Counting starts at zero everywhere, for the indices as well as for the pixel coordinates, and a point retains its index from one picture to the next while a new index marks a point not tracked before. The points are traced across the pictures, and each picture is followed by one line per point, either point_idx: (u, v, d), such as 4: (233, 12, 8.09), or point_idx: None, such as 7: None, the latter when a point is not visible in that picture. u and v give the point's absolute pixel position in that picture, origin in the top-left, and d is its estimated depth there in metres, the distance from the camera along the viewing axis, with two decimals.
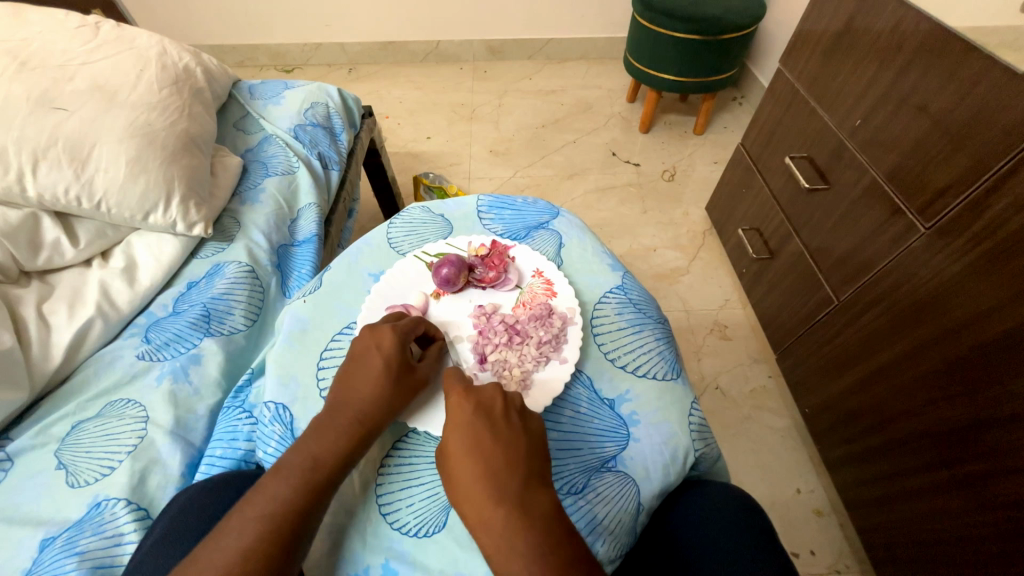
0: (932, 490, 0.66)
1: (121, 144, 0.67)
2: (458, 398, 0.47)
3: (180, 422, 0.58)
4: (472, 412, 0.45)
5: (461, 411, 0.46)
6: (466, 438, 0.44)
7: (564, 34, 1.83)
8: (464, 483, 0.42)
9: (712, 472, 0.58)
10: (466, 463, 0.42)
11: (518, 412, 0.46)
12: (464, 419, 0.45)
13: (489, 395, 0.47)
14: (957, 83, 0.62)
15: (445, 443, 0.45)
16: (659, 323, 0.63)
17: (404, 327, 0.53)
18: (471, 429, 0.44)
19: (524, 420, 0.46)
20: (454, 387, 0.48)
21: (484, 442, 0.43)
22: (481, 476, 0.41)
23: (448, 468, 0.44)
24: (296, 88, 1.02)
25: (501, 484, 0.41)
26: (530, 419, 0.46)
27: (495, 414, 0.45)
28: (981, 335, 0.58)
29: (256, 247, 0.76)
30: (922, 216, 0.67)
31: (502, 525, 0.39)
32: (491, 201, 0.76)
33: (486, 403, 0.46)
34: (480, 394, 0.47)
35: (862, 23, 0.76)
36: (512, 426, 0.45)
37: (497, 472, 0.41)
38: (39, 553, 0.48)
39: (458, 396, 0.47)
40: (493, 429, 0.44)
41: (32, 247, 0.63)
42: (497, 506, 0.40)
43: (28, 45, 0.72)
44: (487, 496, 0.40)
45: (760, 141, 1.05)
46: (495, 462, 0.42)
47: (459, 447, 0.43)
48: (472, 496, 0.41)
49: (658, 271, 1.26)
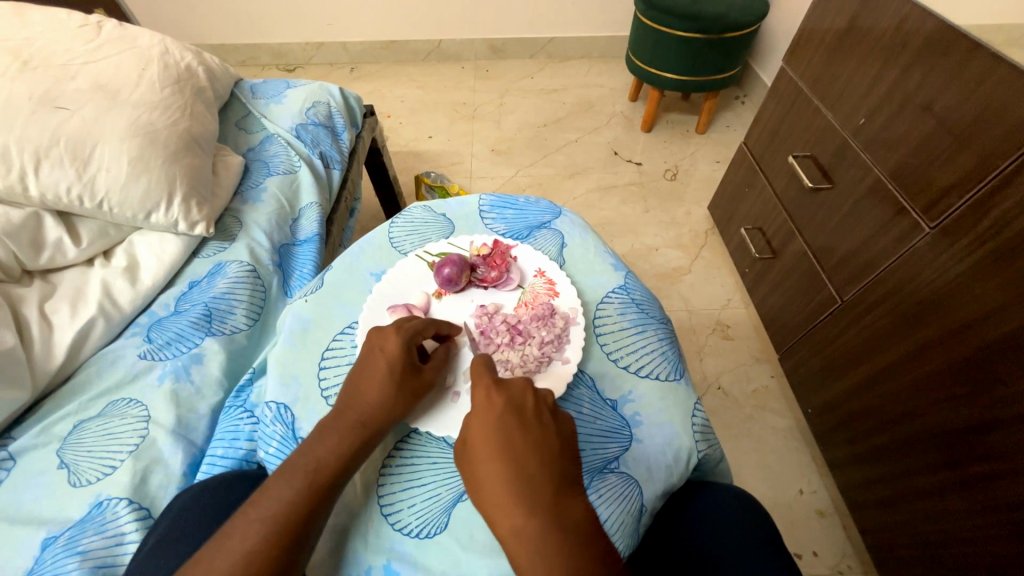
0: (935, 491, 0.65)
1: (123, 143, 0.67)
2: (486, 392, 0.46)
3: (181, 421, 0.58)
4: (505, 410, 0.45)
5: (493, 407, 0.45)
6: (497, 436, 0.43)
7: (566, 33, 1.83)
8: (494, 485, 0.41)
9: (715, 473, 0.58)
10: (497, 463, 0.42)
11: (550, 411, 0.46)
12: (495, 415, 0.45)
13: (519, 391, 0.46)
14: (962, 82, 0.62)
15: (474, 440, 0.44)
16: (662, 323, 0.63)
17: (412, 329, 0.52)
18: (503, 428, 0.44)
19: (555, 420, 0.46)
20: (483, 381, 0.47)
21: (517, 442, 0.43)
22: (514, 479, 0.41)
23: (474, 466, 0.43)
24: (298, 87, 1.01)
25: (535, 489, 0.41)
26: (561, 421, 0.46)
27: (527, 412, 0.45)
28: (985, 335, 0.58)
29: (258, 247, 0.76)
30: (926, 216, 0.67)
31: (536, 533, 0.39)
32: (493, 201, 0.76)
33: (518, 399, 0.46)
34: (510, 390, 0.46)
35: (866, 22, 0.75)
36: (544, 426, 0.44)
37: (530, 477, 0.41)
38: (41, 553, 0.48)
39: (487, 390, 0.46)
40: (525, 429, 0.44)
41: (34, 247, 0.63)
42: (530, 516, 0.39)
43: (29, 44, 0.72)
44: (518, 501, 0.40)
45: (763, 141, 1.05)
46: (528, 465, 0.42)
47: (491, 444, 0.43)
48: (501, 499, 0.41)
49: (660, 271, 1.26)
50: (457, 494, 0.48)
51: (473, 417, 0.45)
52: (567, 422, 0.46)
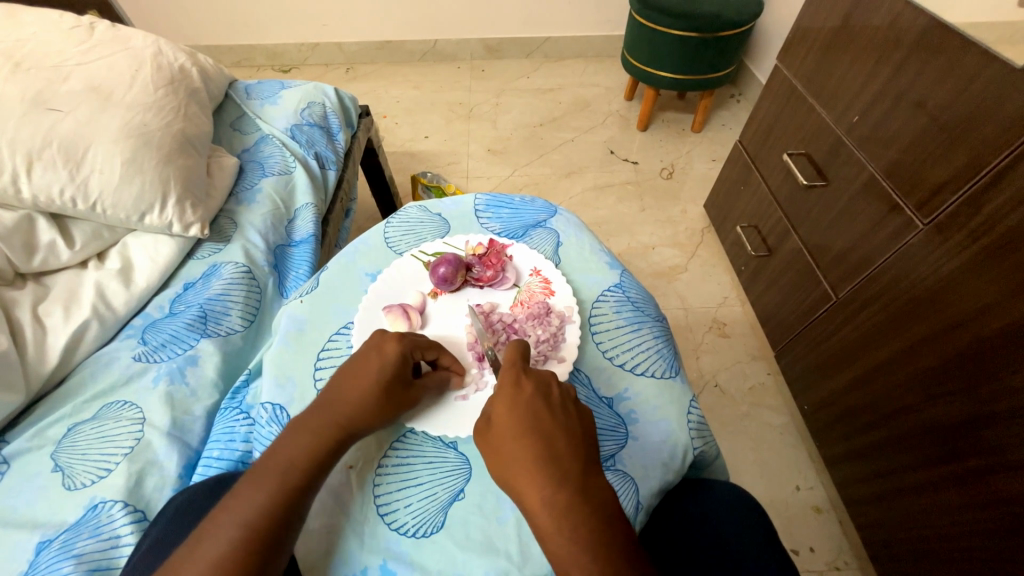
0: (929, 486, 0.66)
1: (115, 145, 0.67)
2: (515, 377, 0.46)
3: (177, 423, 0.57)
4: (533, 396, 0.44)
5: (520, 393, 0.45)
6: (526, 420, 0.43)
7: (562, 32, 1.83)
8: (522, 463, 0.41)
9: (711, 470, 0.58)
10: (525, 441, 0.42)
11: (573, 402, 0.45)
12: (523, 400, 0.44)
13: (543, 378, 0.46)
14: (954, 79, 0.62)
15: (504, 425, 0.43)
16: (658, 321, 0.63)
17: (415, 342, 0.52)
18: (532, 410, 0.43)
19: (578, 409, 0.45)
20: (509, 370, 0.46)
21: (545, 425, 0.43)
22: (542, 456, 0.41)
23: (501, 446, 0.43)
24: (293, 88, 1.01)
25: (563, 467, 0.40)
26: (585, 409, 0.46)
27: (552, 398, 0.45)
28: (979, 330, 0.58)
29: (253, 248, 0.76)
30: (920, 213, 0.67)
31: (564, 505, 0.39)
32: (489, 200, 0.76)
33: (544, 386, 0.45)
34: (536, 376, 0.46)
35: (859, 19, 0.75)
36: (568, 411, 0.44)
37: (560, 457, 0.41)
38: (36, 556, 0.48)
39: (515, 376, 0.46)
40: (551, 413, 0.44)
41: (27, 249, 0.63)
42: (559, 489, 0.39)
43: (21, 46, 0.71)
44: (548, 475, 0.40)
45: (758, 138, 1.05)
46: (557, 445, 0.42)
47: (519, 428, 0.43)
48: (529, 474, 0.40)
49: (656, 269, 1.26)
50: (454, 494, 0.48)
51: (499, 403, 0.44)
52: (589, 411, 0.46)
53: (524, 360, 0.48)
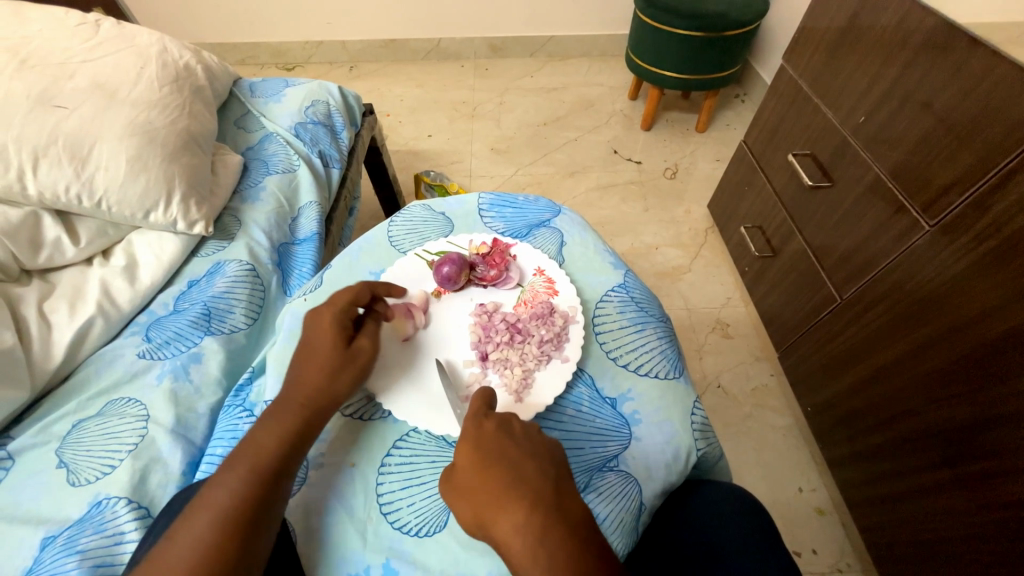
0: (933, 489, 0.65)
1: (121, 142, 0.67)
2: (474, 418, 0.46)
3: (180, 420, 0.58)
4: (494, 430, 0.44)
5: (481, 430, 0.44)
6: (492, 455, 0.42)
7: (567, 31, 1.82)
8: (490, 495, 0.40)
9: (713, 472, 0.57)
10: (491, 474, 0.41)
11: (539, 434, 0.45)
12: (485, 436, 0.44)
13: (504, 415, 0.46)
14: (962, 80, 0.62)
15: (469, 465, 0.42)
16: (662, 322, 0.63)
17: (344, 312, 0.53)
18: (494, 444, 0.43)
19: (544, 438, 0.45)
20: (470, 414, 0.46)
21: (512, 457, 0.42)
22: (511, 483, 0.40)
23: (469, 485, 0.42)
24: (297, 86, 1.01)
25: (533, 491, 0.40)
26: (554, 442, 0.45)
27: (515, 432, 0.44)
28: (984, 334, 0.58)
29: (257, 247, 0.76)
30: (926, 215, 0.67)
31: (536, 531, 0.37)
32: (492, 199, 0.76)
33: (505, 422, 0.45)
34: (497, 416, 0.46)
35: (866, 20, 0.75)
36: (533, 440, 0.44)
37: (531, 481, 0.40)
38: (40, 552, 0.48)
39: (476, 419, 0.46)
40: (515, 443, 0.43)
41: (32, 245, 0.63)
42: (530, 514, 0.38)
43: (27, 43, 0.71)
44: (518, 502, 0.39)
45: (763, 139, 1.05)
46: (524, 471, 0.41)
47: (486, 462, 0.42)
48: (498, 505, 0.39)
49: (660, 269, 1.26)
50: None
51: (463, 445, 0.44)
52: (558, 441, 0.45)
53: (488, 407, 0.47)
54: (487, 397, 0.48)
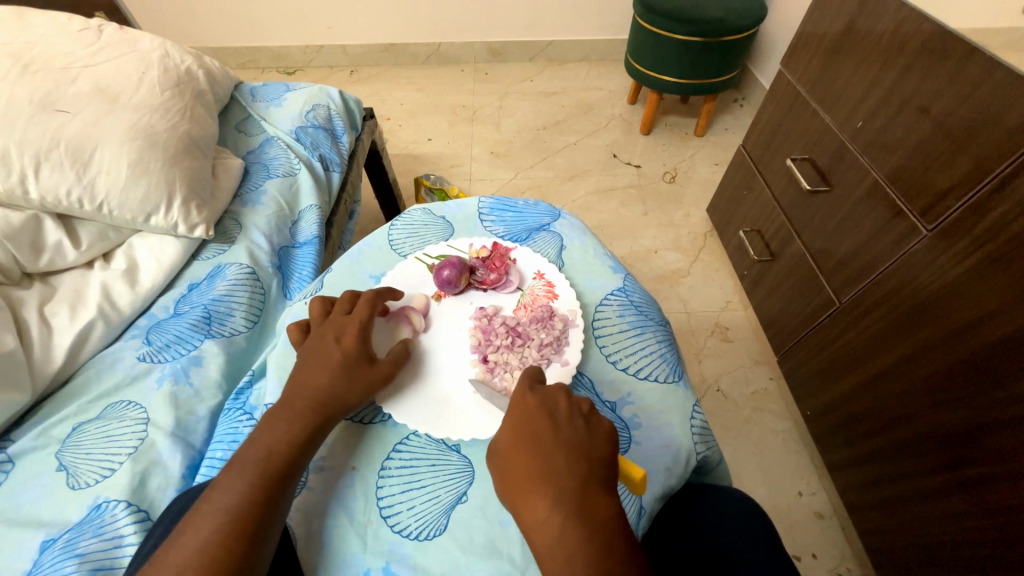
0: (933, 493, 0.65)
1: (122, 146, 0.67)
2: (521, 394, 0.46)
3: (180, 423, 0.58)
4: (536, 410, 0.44)
5: (524, 408, 0.45)
6: (528, 435, 0.43)
7: (566, 35, 1.83)
8: (521, 478, 0.41)
9: (712, 475, 0.58)
10: (524, 457, 0.42)
11: (584, 417, 0.44)
12: (527, 416, 0.44)
13: (550, 392, 0.46)
14: (959, 85, 0.62)
15: (506, 441, 0.43)
16: (661, 326, 0.63)
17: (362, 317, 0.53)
18: (534, 425, 0.43)
19: (589, 424, 0.44)
20: (519, 386, 0.47)
21: (546, 441, 0.42)
22: (541, 473, 0.40)
23: (506, 464, 0.43)
24: (298, 90, 1.02)
25: (561, 485, 0.39)
26: (597, 422, 0.44)
27: (558, 413, 0.44)
28: (983, 338, 0.58)
29: (258, 250, 0.76)
30: (924, 219, 0.67)
31: (558, 529, 0.37)
32: (492, 203, 0.76)
33: (550, 402, 0.45)
34: (545, 393, 0.46)
35: (863, 26, 0.76)
36: (575, 426, 0.43)
37: (559, 471, 0.40)
38: (39, 555, 0.48)
39: (522, 392, 0.46)
40: (556, 428, 0.43)
41: (34, 249, 0.64)
42: (554, 510, 0.38)
43: (31, 48, 0.72)
44: (545, 494, 0.39)
45: (761, 143, 1.05)
46: (556, 462, 0.41)
47: (521, 442, 0.43)
48: (527, 492, 0.40)
49: (659, 273, 1.26)
50: (456, 497, 0.48)
51: (508, 418, 0.45)
52: (603, 424, 0.44)
53: (534, 379, 0.48)
54: (536, 372, 0.49)
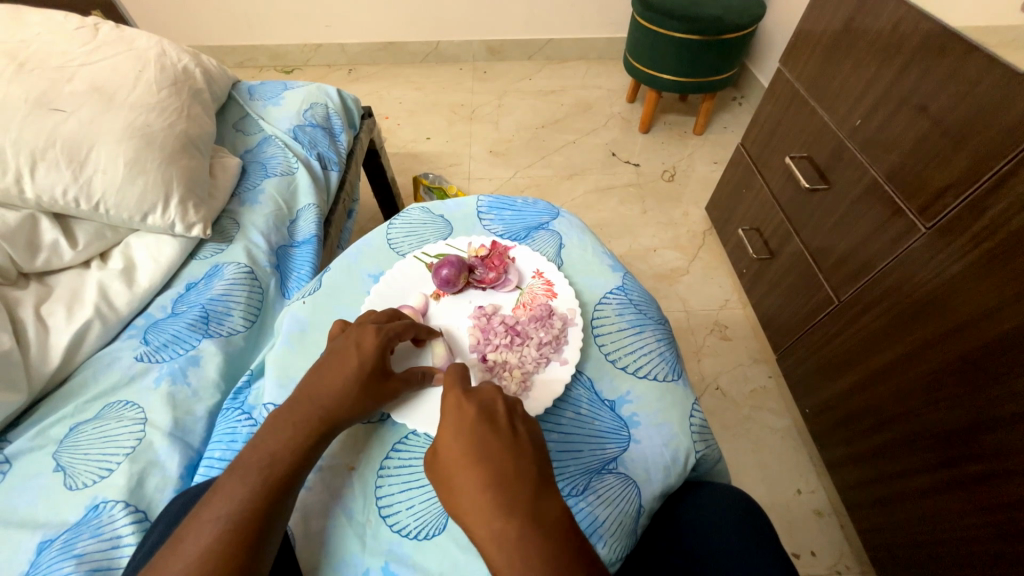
0: (932, 490, 0.65)
1: (119, 145, 0.67)
2: (456, 401, 0.45)
3: (178, 423, 0.57)
4: (476, 418, 0.44)
5: (464, 417, 0.44)
6: (472, 444, 0.42)
7: (565, 33, 1.83)
8: (467, 491, 0.40)
9: (712, 473, 0.57)
10: (472, 469, 0.40)
11: (520, 418, 0.45)
12: (467, 422, 0.43)
13: (485, 398, 0.46)
14: (957, 84, 0.62)
15: (450, 456, 0.42)
16: (660, 324, 0.63)
17: (391, 332, 0.52)
18: (475, 434, 0.42)
19: (527, 425, 0.45)
20: (451, 393, 0.46)
21: (490, 444, 0.42)
22: (492, 483, 0.39)
23: (452, 479, 0.41)
24: (296, 88, 1.01)
25: (512, 493, 0.39)
26: (530, 424, 0.45)
27: (496, 416, 0.44)
28: (979, 336, 0.58)
29: (256, 249, 0.76)
30: (922, 217, 0.67)
31: (517, 537, 0.37)
32: (491, 202, 0.76)
33: (488, 406, 0.45)
34: (480, 396, 0.46)
35: (861, 24, 0.76)
36: (512, 428, 0.43)
37: (508, 477, 0.40)
38: (37, 556, 0.47)
39: (457, 398, 0.45)
40: (497, 432, 0.43)
41: (30, 248, 0.63)
42: (508, 520, 0.37)
43: (26, 46, 0.71)
44: (497, 504, 0.38)
45: (760, 141, 1.05)
46: (506, 467, 0.40)
47: (463, 454, 0.42)
48: (478, 508, 0.39)
49: (657, 271, 1.26)
50: None
51: (444, 429, 0.44)
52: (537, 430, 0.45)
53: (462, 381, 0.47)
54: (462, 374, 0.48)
